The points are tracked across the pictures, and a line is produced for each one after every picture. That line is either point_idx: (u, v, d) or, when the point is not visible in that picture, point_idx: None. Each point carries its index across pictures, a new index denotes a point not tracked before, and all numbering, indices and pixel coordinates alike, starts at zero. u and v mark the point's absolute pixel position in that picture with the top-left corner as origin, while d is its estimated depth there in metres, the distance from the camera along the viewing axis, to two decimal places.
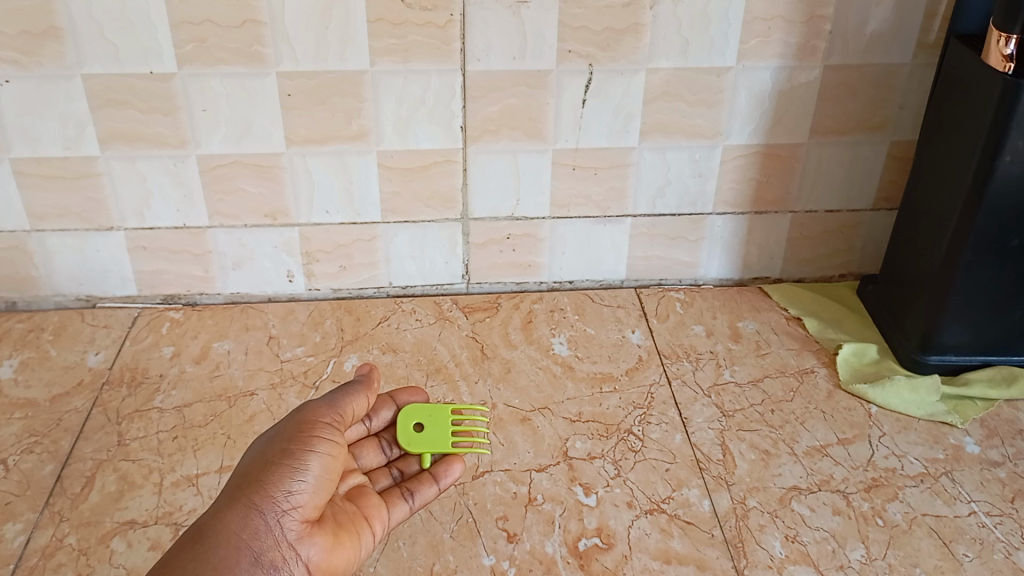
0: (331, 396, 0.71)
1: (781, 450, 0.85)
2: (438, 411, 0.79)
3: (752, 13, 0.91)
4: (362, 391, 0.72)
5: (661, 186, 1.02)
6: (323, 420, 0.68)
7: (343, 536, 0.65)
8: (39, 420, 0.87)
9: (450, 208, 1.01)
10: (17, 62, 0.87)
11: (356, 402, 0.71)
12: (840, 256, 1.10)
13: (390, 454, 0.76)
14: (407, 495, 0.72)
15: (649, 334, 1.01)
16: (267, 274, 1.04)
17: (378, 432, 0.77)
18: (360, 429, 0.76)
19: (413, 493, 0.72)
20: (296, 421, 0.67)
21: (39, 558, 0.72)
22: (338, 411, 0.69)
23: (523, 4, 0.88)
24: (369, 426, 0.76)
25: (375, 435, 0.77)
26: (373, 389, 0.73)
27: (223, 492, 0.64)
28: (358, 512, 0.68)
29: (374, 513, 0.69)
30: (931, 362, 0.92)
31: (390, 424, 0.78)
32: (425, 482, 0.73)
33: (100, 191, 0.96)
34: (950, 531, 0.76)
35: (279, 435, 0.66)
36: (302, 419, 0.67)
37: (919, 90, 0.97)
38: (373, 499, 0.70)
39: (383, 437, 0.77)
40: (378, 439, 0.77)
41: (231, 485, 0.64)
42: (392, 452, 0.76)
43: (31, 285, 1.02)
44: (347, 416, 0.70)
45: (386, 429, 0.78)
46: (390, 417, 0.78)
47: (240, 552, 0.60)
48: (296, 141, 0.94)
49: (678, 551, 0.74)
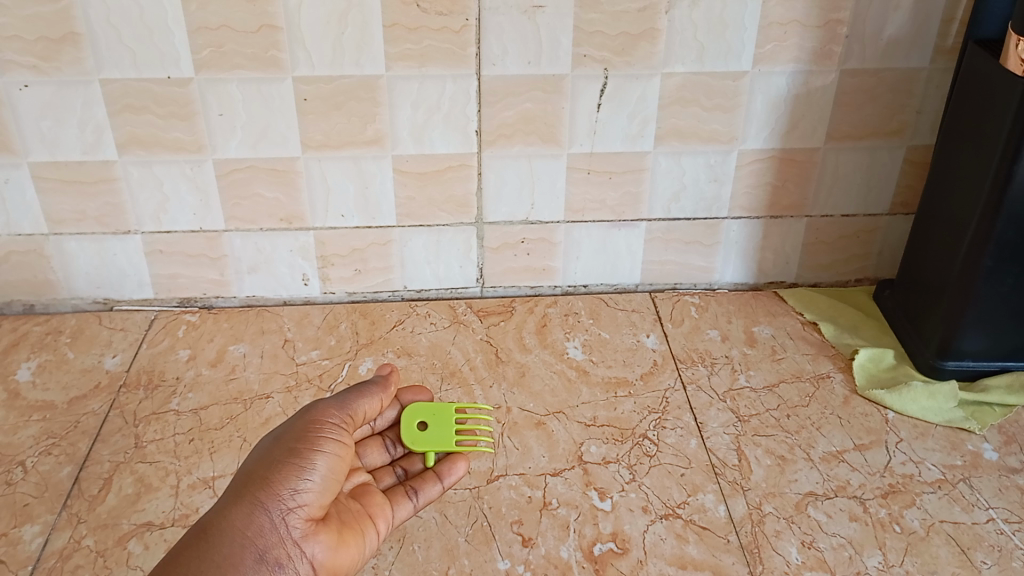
0: (341, 397, 0.71)
1: (797, 456, 0.84)
2: (443, 411, 0.78)
3: (768, 18, 0.91)
4: (376, 393, 0.73)
5: (676, 190, 1.01)
6: (331, 421, 0.68)
7: (347, 535, 0.65)
8: (57, 423, 0.88)
9: (465, 213, 1.01)
10: (36, 68, 0.88)
11: (368, 403, 0.72)
12: (857, 261, 1.09)
13: (394, 454, 0.77)
14: (411, 493, 0.72)
15: (663, 339, 1.01)
16: (283, 278, 1.04)
17: (382, 432, 0.77)
18: (365, 430, 0.76)
19: (417, 491, 0.72)
20: (303, 420, 0.67)
21: (56, 560, 0.73)
22: (347, 412, 0.70)
23: (539, 9, 0.88)
24: (373, 426, 0.76)
25: (379, 434, 0.77)
26: (388, 392, 0.74)
27: (227, 489, 0.64)
28: (363, 511, 0.69)
29: (378, 511, 0.69)
30: (949, 369, 0.92)
31: (394, 423, 0.77)
32: (428, 480, 0.73)
33: (117, 196, 0.96)
34: (969, 539, 0.76)
35: (287, 433, 0.66)
36: (310, 418, 0.68)
37: (937, 94, 0.97)
38: (377, 498, 0.70)
39: (387, 437, 0.77)
40: (381, 439, 0.77)
41: (236, 483, 0.64)
42: (396, 451, 0.77)
43: (49, 288, 1.02)
44: (356, 417, 0.71)
45: (391, 428, 0.78)
46: (394, 417, 0.78)
47: (243, 549, 0.60)
48: (312, 146, 0.95)
49: (693, 556, 0.74)
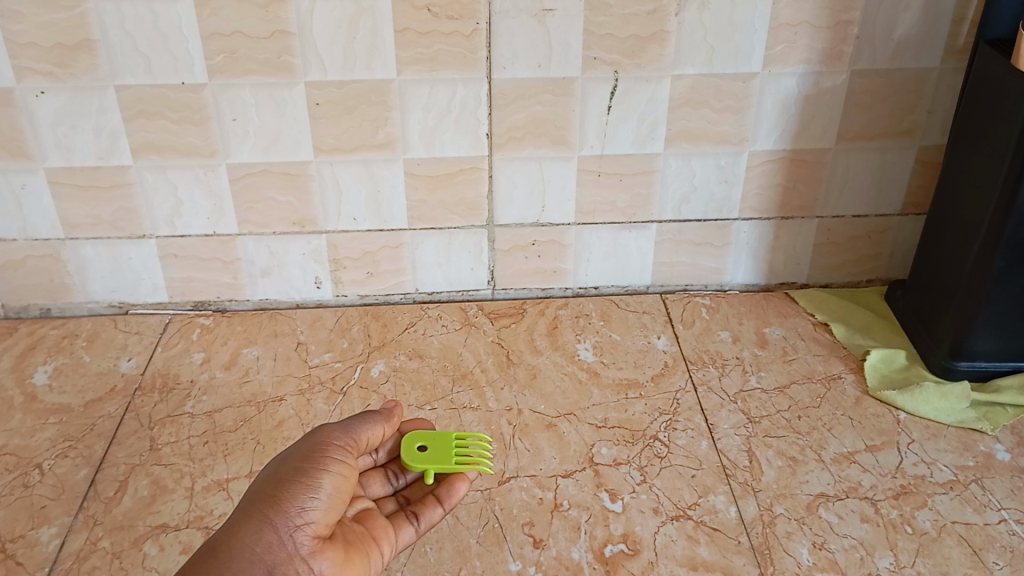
0: (345, 422, 0.71)
1: (808, 457, 0.84)
2: (442, 435, 0.77)
3: (777, 20, 0.91)
4: (378, 421, 0.73)
5: (687, 192, 1.02)
6: (337, 442, 0.69)
7: (352, 555, 0.66)
8: (73, 426, 0.89)
9: (475, 215, 1.01)
10: (52, 75, 0.89)
11: (372, 429, 0.72)
12: (868, 261, 1.09)
13: (397, 484, 0.76)
14: (413, 517, 0.72)
15: (674, 340, 1.01)
16: (296, 281, 1.05)
17: (384, 465, 0.77)
18: (367, 461, 0.76)
19: (418, 516, 0.72)
20: (309, 441, 0.68)
21: (73, 561, 0.74)
22: (351, 435, 0.70)
23: (548, 12, 0.89)
24: (375, 459, 0.76)
25: (381, 467, 0.77)
26: (391, 422, 0.74)
27: (234, 509, 0.65)
28: (367, 533, 0.69)
29: (382, 533, 0.69)
30: (961, 369, 0.92)
31: (395, 455, 0.77)
32: (429, 505, 0.73)
33: (133, 201, 0.97)
34: (981, 540, 0.76)
35: (293, 454, 0.67)
36: (315, 439, 0.68)
37: (948, 95, 0.97)
38: (381, 521, 0.70)
39: (389, 468, 0.77)
40: (384, 470, 0.76)
41: (244, 502, 0.64)
42: (398, 482, 0.76)
43: (65, 292, 1.04)
44: (360, 442, 0.71)
45: (393, 460, 0.77)
46: (395, 449, 0.77)
47: (252, 565, 0.60)
48: (323, 150, 0.95)
49: (704, 558, 0.74)
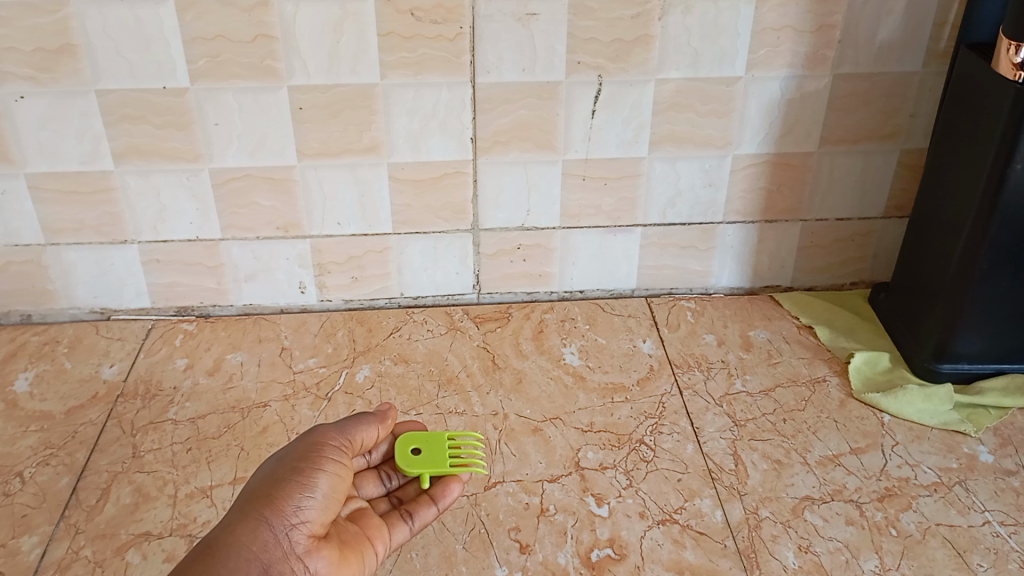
0: (342, 422, 0.71)
1: (793, 460, 0.84)
2: (435, 436, 0.77)
3: (762, 24, 0.91)
4: (373, 421, 0.73)
5: (672, 195, 1.02)
6: (334, 442, 0.68)
7: (348, 554, 0.65)
8: (55, 433, 0.88)
9: (461, 219, 1.01)
10: (33, 79, 0.88)
11: (367, 429, 0.72)
12: (852, 264, 1.09)
13: (390, 485, 0.75)
14: (407, 517, 0.72)
15: (660, 344, 1.01)
16: (280, 286, 1.05)
17: (378, 465, 0.76)
18: (361, 463, 0.75)
19: (412, 514, 0.72)
20: (306, 441, 0.68)
21: (55, 570, 0.73)
22: (348, 436, 0.70)
23: (533, 16, 0.89)
24: (369, 459, 0.76)
25: (375, 468, 0.76)
26: (386, 423, 0.74)
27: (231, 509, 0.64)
28: (362, 533, 0.68)
29: (376, 532, 0.69)
30: (945, 371, 0.92)
31: (389, 456, 0.77)
32: (424, 503, 0.72)
33: (116, 206, 0.97)
34: (964, 542, 0.76)
35: (290, 455, 0.67)
36: (313, 439, 0.68)
37: (930, 99, 0.97)
38: (375, 520, 0.70)
39: (383, 469, 0.76)
40: (378, 471, 0.76)
41: (241, 501, 0.64)
42: (392, 482, 0.76)
43: (47, 298, 1.03)
44: (356, 443, 0.71)
45: (386, 461, 0.77)
46: (388, 449, 0.76)
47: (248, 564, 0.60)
48: (308, 154, 0.95)
49: (691, 561, 0.74)
